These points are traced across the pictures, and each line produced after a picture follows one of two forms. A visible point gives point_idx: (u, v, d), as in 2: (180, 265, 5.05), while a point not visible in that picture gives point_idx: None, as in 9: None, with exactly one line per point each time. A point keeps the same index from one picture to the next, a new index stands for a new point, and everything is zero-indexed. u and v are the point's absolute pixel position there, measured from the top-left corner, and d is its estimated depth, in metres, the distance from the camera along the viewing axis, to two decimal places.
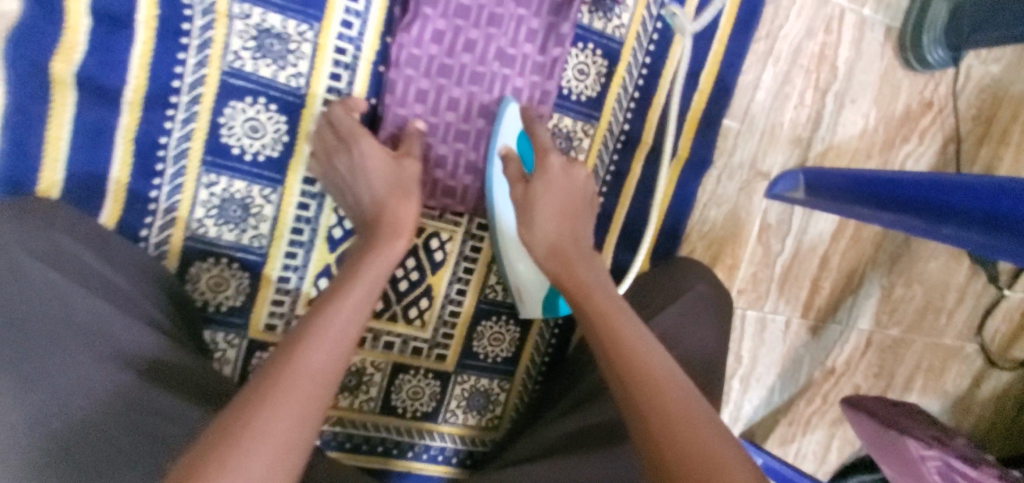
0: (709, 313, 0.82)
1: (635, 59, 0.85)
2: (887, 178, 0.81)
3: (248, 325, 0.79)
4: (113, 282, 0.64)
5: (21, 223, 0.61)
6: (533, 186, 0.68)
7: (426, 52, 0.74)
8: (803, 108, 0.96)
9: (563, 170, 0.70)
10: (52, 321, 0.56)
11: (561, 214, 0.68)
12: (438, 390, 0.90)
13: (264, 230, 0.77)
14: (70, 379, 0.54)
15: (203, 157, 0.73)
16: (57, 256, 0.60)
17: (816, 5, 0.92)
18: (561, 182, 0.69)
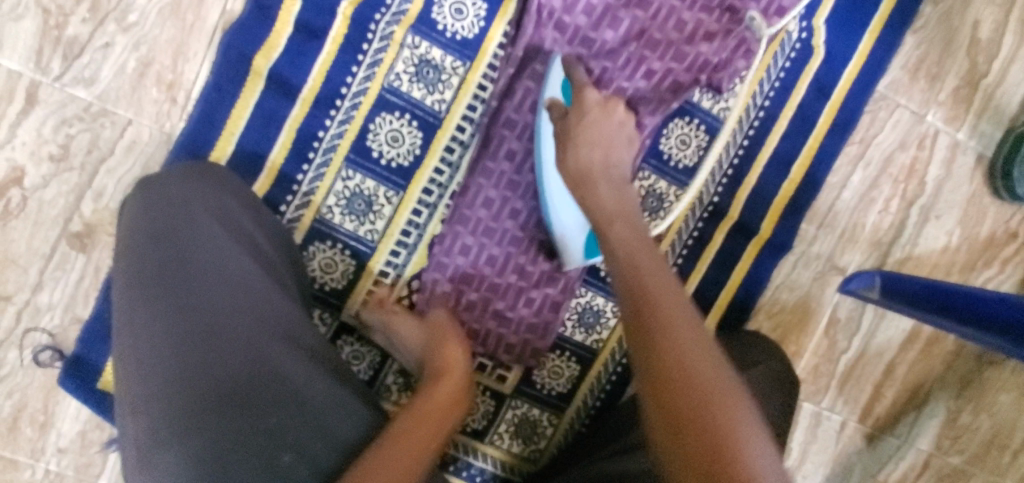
0: (778, 391, 0.82)
1: (733, 140, 0.93)
2: (964, 292, 0.88)
3: (343, 308, 0.87)
4: (258, 245, 0.74)
5: (200, 185, 0.74)
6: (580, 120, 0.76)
7: (521, 120, 0.84)
8: (887, 214, 1.00)
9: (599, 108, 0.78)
10: (209, 268, 0.66)
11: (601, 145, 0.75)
12: (491, 409, 0.94)
13: (378, 227, 0.86)
14: (216, 320, 0.63)
15: (346, 156, 0.84)
16: (225, 217, 0.72)
17: (912, 122, 0.98)
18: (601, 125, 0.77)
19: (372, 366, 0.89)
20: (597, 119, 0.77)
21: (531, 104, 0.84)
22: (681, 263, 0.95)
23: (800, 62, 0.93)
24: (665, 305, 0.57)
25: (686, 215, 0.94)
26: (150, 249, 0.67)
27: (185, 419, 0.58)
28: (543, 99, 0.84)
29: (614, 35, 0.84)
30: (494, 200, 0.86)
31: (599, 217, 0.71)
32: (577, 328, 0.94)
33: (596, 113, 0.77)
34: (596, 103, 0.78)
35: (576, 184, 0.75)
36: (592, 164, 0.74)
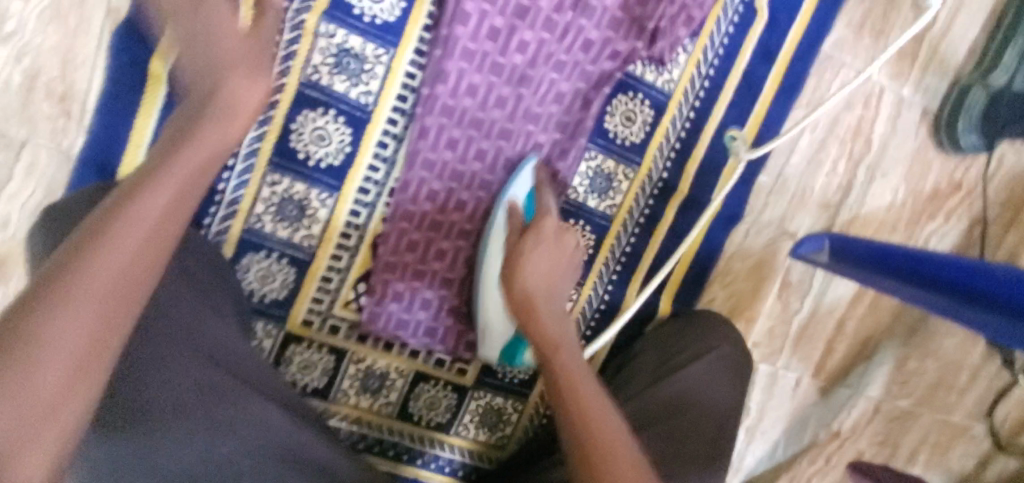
0: (729, 370, 0.87)
1: (679, 113, 0.90)
2: (914, 255, 0.89)
3: (288, 318, 0.84)
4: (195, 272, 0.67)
5: None
6: (527, 238, 0.74)
7: (460, 103, 0.80)
8: (835, 176, 1.00)
9: (556, 233, 0.75)
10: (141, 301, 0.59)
11: (549, 271, 0.72)
12: (454, 402, 0.93)
13: (315, 232, 0.82)
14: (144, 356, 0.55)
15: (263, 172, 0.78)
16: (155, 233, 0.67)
17: (858, 80, 0.96)
18: (551, 244, 0.74)
19: (327, 372, 0.87)
20: (550, 244, 0.74)
21: (468, 83, 0.80)
22: (633, 242, 0.94)
23: (744, 24, 0.89)
24: (568, 373, 0.65)
25: (636, 194, 0.92)
26: None
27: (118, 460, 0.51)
28: (482, 77, 0.80)
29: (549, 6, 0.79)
30: (439, 192, 0.84)
31: (522, 297, 0.71)
32: None
33: (547, 248, 0.73)
34: (554, 232, 0.75)
35: (526, 294, 0.71)
36: (534, 290, 0.71)
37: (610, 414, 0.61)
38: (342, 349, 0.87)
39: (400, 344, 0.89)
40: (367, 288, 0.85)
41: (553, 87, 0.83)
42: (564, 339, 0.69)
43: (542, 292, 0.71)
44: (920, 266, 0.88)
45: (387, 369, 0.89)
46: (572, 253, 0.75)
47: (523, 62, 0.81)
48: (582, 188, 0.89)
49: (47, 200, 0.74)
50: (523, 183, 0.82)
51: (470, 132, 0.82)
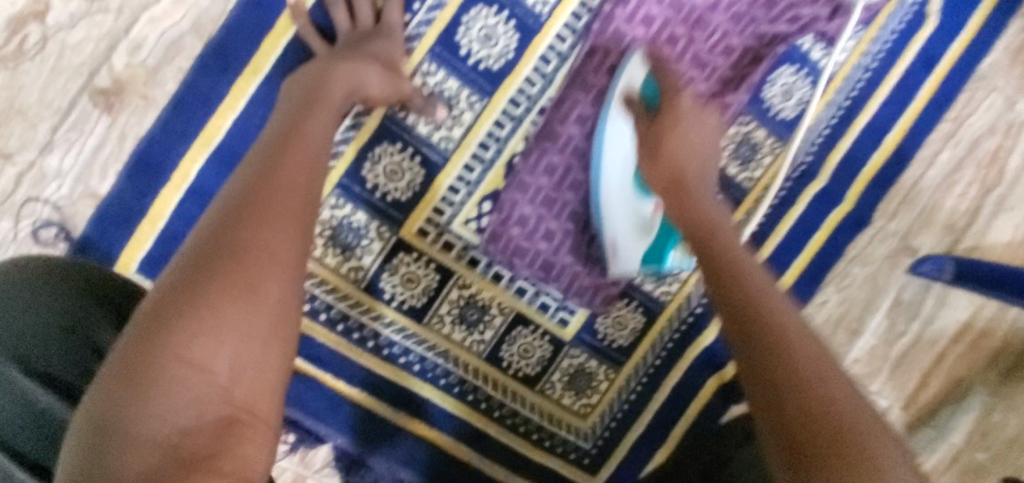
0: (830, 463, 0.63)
1: (835, 100, 0.87)
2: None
3: (403, 224, 0.77)
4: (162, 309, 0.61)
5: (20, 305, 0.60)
6: (660, 119, 0.72)
7: (632, 31, 0.78)
8: (965, 199, 0.97)
9: (691, 109, 0.74)
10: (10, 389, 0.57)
11: (694, 145, 0.73)
12: (546, 356, 0.86)
13: (454, 135, 0.76)
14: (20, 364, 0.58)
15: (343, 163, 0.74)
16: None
17: (1005, 107, 0.95)
18: (692, 119, 0.73)
19: (428, 293, 0.80)
20: (680, 175, 0.71)
21: (644, 15, 0.78)
22: (760, 223, 0.89)
23: (913, 25, 0.88)
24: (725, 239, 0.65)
25: (777, 173, 0.87)
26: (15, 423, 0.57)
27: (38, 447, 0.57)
28: (660, 10, 0.78)
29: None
30: (589, 118, 0.78)
31: (669, 169, 0.71)
32: (648, 277, 0.86)
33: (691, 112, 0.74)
34: (689, 108, 0.73)
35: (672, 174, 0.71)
36: (683, 144, 0.72)
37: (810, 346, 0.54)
38: (449, 270, 0.80)
39: (509, 278, 0.82)
40: (490, 209, 0.79)
41: (724, 38, 0.80)
42: (742, 261, 0.63)
43: (692, 173, 0.71)
44: None
45: (489, 302, 0.82)
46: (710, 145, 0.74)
47: (703, 5, 0.79)
48: (727, 152, 0.85)
49: (191, 34, 0.68)
50: (636, 72, 0.76)
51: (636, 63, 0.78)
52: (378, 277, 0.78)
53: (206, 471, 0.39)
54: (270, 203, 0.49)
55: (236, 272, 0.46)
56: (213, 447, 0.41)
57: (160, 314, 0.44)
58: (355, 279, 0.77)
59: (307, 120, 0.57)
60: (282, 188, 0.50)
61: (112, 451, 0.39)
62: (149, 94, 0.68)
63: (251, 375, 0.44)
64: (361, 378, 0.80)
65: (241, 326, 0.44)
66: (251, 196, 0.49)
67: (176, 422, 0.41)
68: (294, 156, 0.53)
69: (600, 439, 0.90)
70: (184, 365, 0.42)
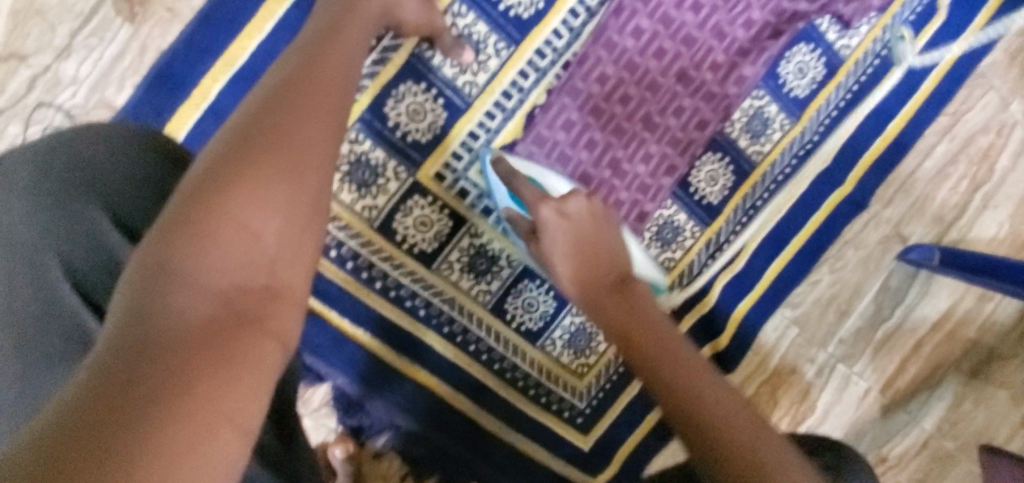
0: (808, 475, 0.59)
1: (845, 82, 0.90)
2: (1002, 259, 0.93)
3: (421, 165, 0.77)
4: None
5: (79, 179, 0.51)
6: (545, 238, 0.69)
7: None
8: (955, 193, 1.01)
9: (583, 212, 0.68)
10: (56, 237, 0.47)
11: (585, 240, 0.68)
12: (550, 312, 0.87)
13: (479, 80, 0.76)
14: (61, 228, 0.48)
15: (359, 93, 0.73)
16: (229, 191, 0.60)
17: (998, 108, 0.99)
18: (583, 222, 0.68)
19: (439, 238, 0.80)
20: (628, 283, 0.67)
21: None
22: (765, 199, 0.92)
23: (924, 17, 0.92)
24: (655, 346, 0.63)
25: (783, 150, 0.90)
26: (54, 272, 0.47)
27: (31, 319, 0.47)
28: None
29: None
30: (609, 77, 0.81)
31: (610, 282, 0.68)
32: (654, 242, 0.88)
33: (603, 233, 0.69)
34: (584, 214, 0.69)
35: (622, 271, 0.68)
36: (580, 270, 0.68)
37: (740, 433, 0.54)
38: (462, 218, 0.80)
39: None
40: None
41: (746, 11, 0.83)
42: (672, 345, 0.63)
43: (608, 280, 0.67)
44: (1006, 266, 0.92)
45: (499, 253, 0.82)
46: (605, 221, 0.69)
47: None
48: (739, 123, 0.88)
49: None
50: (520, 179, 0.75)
51: (659, 26, 0.81)
52: (390, 218, 0.78)
53: (258, 331, 0.35)
54: (312, 85, 0.48)
55: (285, 134, 0.42)
56: (259, 313, 0.36)
57: (218, 168, 0.39)
58: (367, 218, 0.77)
59: (344, 26, 0.58)
60: (323, 77, 0.49)
61: (162, 295, 0.34)
62: (175, 7, 0.67)
63: (296, 249, 0.39)
64: (368, 320, 0.79)
65: (290, 198, 0.40)
66: (297, 86, 0.47)
67: (223, 282, 0.36)
68: (327, 63, 0.51)
69: (595, 400, 0.91)
70: (236, 223, 0.37)
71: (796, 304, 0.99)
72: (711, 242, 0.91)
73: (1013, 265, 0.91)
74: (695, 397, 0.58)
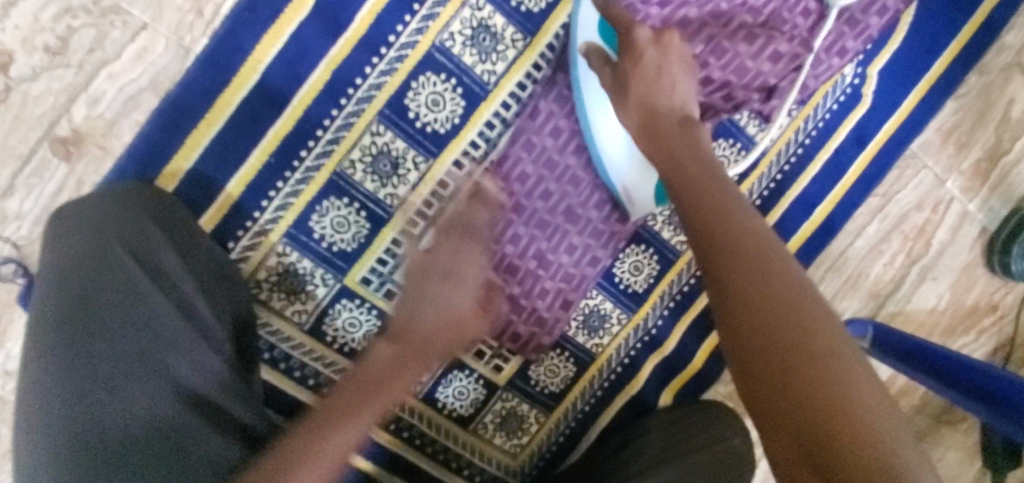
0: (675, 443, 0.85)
1: (768, 172, 0.93)
2: (937, 351, 0.92)
3: (347, 272, 0.82)
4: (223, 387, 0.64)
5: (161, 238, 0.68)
6: (624, 70, 0.69)
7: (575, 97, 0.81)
8: (891, 268, 1.02)
9: (653, 42, 0.69)
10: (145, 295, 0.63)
11: (644, 113, 0.68)
12: (481, 398, 0.91)
13: (400, 192, 0.81)
14: (150, 256, 0.66)
15: (242, 190, 0.76)
16: (180, 239, 0.70)
17: (932, 184, 1.00)
18: (656, 57, 0.69)
19: (368, 336, 0.85)
20: (687, 131, 0.66)
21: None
22: (693, 283, 0.95)
23: (847, 104, 0.93)
24: (730, 235, 0.53)
25: None
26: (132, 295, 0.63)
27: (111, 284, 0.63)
28: None
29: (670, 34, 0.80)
30: (529, 176, 0.83)
31: (642, 119, 0.68)
32: (580, 328, 0.92)
33: (675, 63, 0.70)
34: (650, 44, 0.69)
35: (643, 119, 0.68)
36: (654, 98, 0.68)
37: (862, 404, 0.43)
38: (390, 316, 0.85)
39: None
40: None
41: None
42: (777, 249, 0.52)
43: (679, 139, 0.65)
44: (939, 360, 0.92)
45: None
46: (681, 51, 0.70)
47: None
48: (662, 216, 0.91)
49: (148, 90, 0.72)
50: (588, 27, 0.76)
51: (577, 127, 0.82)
52: (320, 320, 0.82)
53: None
54: None
55: None
56: None
57: None
58: (298, 322, 0.82)
59: None
60: None
61: None
62: (107, 145, 0.72)
63: None
64: (304, 414, 0.84)
65: None
66: None
67: None
68: None
69: (528, 477, 0.95)
70: None
71: (732, 381, 1.00)
72: (639, 326, 0.94)
73: (952, 358, 0.91)
74: (783, 303, 0.48)
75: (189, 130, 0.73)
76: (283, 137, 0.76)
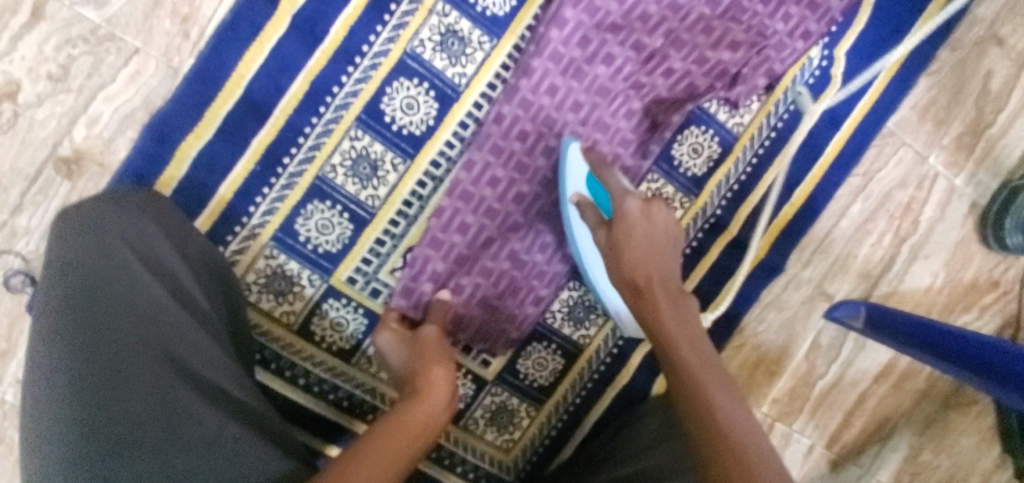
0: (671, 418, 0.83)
1: (743, 156, 0.93)
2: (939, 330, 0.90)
3: (333, 272, 0.85)
4: (214, 357, 0.65)
5: (160, 226, 0.71)
6: (615, 231, 0.76)
7: (542, 93, 0.84)
8: (879, 248, 1.02)
9: (642, 213, 0.77)
10: (136, 273, 0.64)
11: (648, 258, 0.76)
12: (470, 393, 0.93)
13: (380, 193, 0.84)
14: (144, 240, 0.68)
15: (231, 196, 0.81)
16: (178, 237, 0.72)
17: (914, 162, 1.00)
18: (641, 224, 0.77)
19: (357, 334, 0.87)
20: (679, 305, 0.75)
21: (552, 80, 0.83)
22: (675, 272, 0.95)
23: (817, 87, 0.94)
24: (690, 364, 0.70)
25: (687, 224, 0.94)
26: (123, 273, 0.64)
27: (104, 263, 0.63)
28: (566, 73, 0.84)
29: (626, 26, 0.84)
30: (505, 173, 0.85)
31: (643, 278, 0.75)
32: (565, 321, 0.93)
33: (663, 231, 0.78)
34: (640, 213, 0.77)
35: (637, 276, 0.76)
36: (652, 239, 0.77)
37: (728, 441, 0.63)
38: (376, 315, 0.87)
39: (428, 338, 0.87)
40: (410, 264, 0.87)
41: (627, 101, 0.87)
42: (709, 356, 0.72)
43: (658, 271, 0.76)
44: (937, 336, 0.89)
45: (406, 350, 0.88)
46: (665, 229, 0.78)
47: (606, 73, 0.85)
48: None
49: (140, 108, 0.78)
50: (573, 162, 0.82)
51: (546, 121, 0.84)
52: (308, 320, 0.86)
53: None
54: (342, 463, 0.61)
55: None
56: None
57: None
58: (287, 323, 0.85)
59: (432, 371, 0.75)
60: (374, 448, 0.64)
61: None
62: (106, 162, 0.78)
63: None
64: (297, 414, 0.87)
65: None
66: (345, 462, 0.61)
67: None
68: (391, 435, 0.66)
69: (523, 471, 0.96)
70: None
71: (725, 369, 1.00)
72: None
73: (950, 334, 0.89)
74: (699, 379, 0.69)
75: (178, 143, 0.78)
76: (267, 146, 0.81)
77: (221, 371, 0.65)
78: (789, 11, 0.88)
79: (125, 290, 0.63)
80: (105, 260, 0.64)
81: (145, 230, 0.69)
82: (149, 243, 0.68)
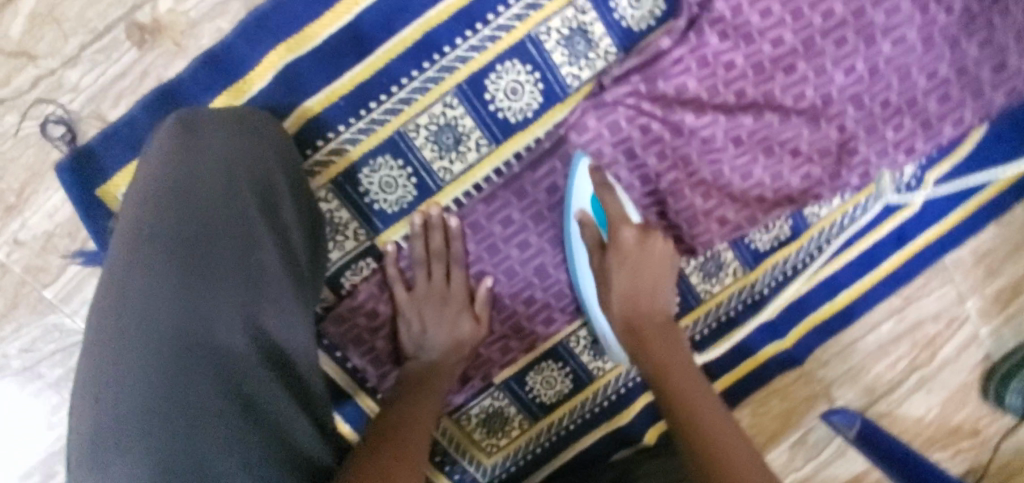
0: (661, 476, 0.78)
1: (807, 246, 0.93)
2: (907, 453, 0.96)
3: (381, 231, 0.81)
4: (298, 329, 0.55)
5: (276, 158, 0.63)
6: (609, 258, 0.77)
7: (649, 123, 0.80)
8: (892, 369, 1.03)
9: (638, 243, 0.76)
10: (244, 202, 0.53)
11: (637, 271, 0.77)
12: (471, 392, 0.90)
13: (454, 168, 0.80)
14: (259, 170, 0.59)
15: (304, 122, 0.75)
16: (292, 182, 0.65)
17: (953, 300, 1.02)
18: (645, 255, 0.77)
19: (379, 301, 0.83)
20: (666, 332, 0.76)
21: (662, 114, 0.80)
22: (704, 334, 0.95)
23: (898, 203, 0.94)
24: (677, 371, 0.72)
25: (733, 294, 0.93)
26: (233, 197, 0.53)
27: (218, 181, 0.53)
28: (679, 111, 0.80)
29: (750, 82, 0.81)
30: None
31: (629, 317, 0.77)
32: (587, 349, 0.91)
33: (658, 255, 0.78)
34: (634, 244, 0.76)
35: (627, 315, 0.77)
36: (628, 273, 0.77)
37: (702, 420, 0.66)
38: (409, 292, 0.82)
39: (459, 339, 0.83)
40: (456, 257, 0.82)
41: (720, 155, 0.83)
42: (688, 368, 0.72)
43: (646, 292, 0.77)
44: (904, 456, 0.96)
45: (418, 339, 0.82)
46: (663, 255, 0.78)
47: (720, 124, 0.81)
48: (695, 264, 0.91)
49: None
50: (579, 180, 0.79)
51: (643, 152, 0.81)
52: (340, 271, 0.81)
53: None
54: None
55: None
56: None
57: None
58: None
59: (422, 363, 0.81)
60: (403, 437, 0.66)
61: None
62: (183, 44, 0.72)
63: None
64: None
65: None
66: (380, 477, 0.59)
67: None
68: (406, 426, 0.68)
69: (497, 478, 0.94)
70: None
71: None
72: None
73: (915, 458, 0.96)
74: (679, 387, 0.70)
75: (268, 51, 0.72)
76: (357, 83, 0.75)
77: (299, 345, 0.55)
78: (903, 122, 0.86)
79: (236, 226, 0.52)
80: (216, 178, 0.53)
81: (263, 162, 0.60)
82: (264, 183, 0.57)
